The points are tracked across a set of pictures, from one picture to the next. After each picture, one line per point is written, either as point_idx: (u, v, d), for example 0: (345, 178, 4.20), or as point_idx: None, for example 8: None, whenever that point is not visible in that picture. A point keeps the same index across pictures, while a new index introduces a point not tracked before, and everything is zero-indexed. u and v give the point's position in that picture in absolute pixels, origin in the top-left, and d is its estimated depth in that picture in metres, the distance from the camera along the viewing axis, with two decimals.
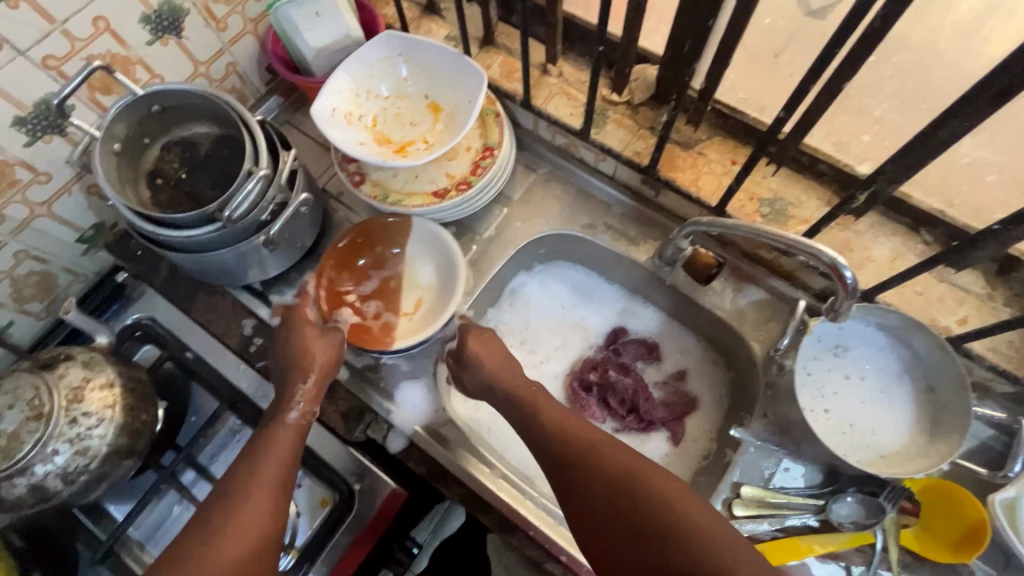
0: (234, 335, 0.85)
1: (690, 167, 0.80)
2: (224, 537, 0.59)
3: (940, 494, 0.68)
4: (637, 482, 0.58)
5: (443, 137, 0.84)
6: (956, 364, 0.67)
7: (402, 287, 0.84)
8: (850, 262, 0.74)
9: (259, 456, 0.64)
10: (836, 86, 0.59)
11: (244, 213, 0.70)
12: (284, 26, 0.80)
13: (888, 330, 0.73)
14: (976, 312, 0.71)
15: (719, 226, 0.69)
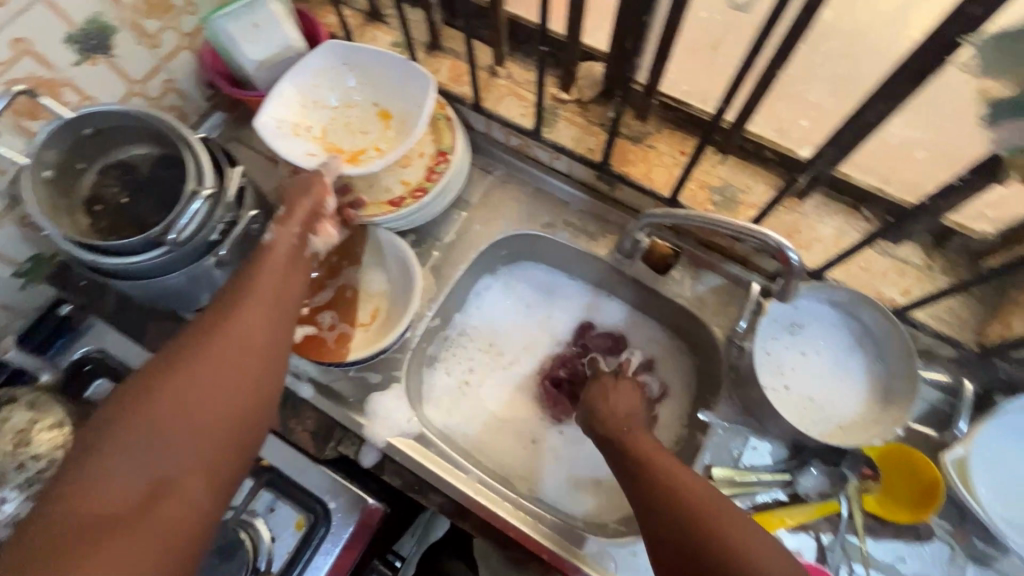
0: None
1: (642, 161, 0.83)
2: (218, 339, 0.59)
3: (897, 459, 0.72)
4: (693, 487, 0.59)
5: (396, 145, 0.84)
6: (902, 334, 0.70)
7: (357, 298, 0.85)
8: (798, 243, 0.77)
9: (246, 281, 0.64)
10: (771, 75, 0.61)
11: (191, 235, 0.68)
12: (222, 41, 0.78)
13: (838, 306, 0.76)
14: (918, 282, 0.75)
15: (674, 217, 0.70)
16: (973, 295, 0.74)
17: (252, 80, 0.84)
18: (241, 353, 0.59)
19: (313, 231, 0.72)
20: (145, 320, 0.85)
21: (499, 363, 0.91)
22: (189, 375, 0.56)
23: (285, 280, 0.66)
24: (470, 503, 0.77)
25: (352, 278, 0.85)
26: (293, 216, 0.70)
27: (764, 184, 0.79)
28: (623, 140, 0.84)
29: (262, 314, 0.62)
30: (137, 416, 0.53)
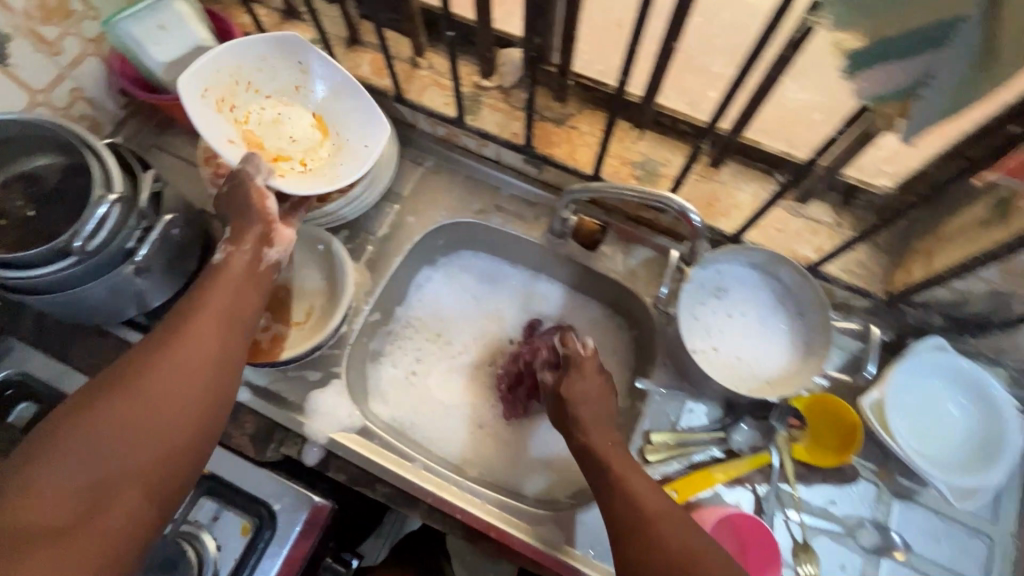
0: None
1: (565, 141, 0.85)
2: (170, 350, 0.58)
3: (823, 407, 0.76)
4: (647, 491, 0.60)
5: (325, 162, 0.78)
6: (816, 287, 0.74)
7: (291, 296, 0.86)
8: (718, 211, 0.80)
9: (204, 294, 0.63)
10: (669, 46, 0.63)
11: (103, 243, 0.66)
12: (127, 44, 0.76)
13: (757, 267, 0.80)
14: (829, 238, 0.79)
15: (594, 190, 0.72)
16: (878, 247, 0.79)
17: (163, 84, 0.82)
18: (192, 369, 0.58)
19: (267, 242, 0.69)
20: (69, 339, 0.83)
21: (446, 353, 0.91)
22: (135, 392, 0.55)
23: (242, 296, 0.65)
24: (415, 492, 0.77)
25: (285, 277, 0.86)
26: (246, 229, 0.68)
27: (680, 156, 0.82)
28: (544, 123, 0.85)
29: (216, 330, 0.61)
30: (79, 433, 0.52)
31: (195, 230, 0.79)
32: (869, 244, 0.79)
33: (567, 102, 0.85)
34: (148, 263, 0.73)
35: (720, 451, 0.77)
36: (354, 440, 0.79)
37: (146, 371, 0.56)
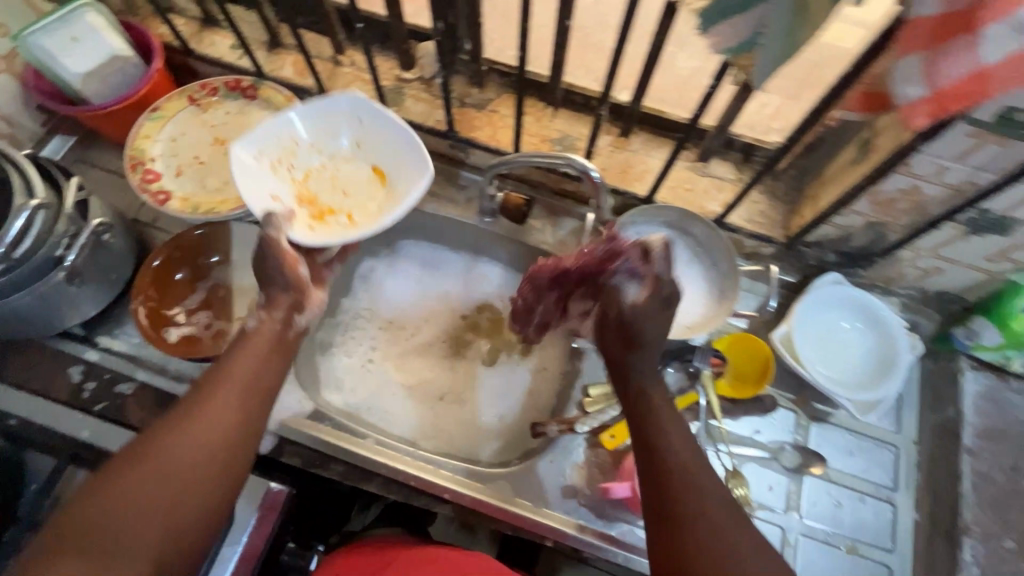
0: (62, 387, 0.87)
1: (486, 124, 0.95)
2: (202, 413, 0.64)
3: (741, 345, 0.88)
4: (688, 460, 0.62)
5: (365, 216, 0.83)
6: (721, 238, 0.82)
7: (228, 294, 0.95)
8: (632, 176, 0.92)
9: (234, 360, 0.69)
10: (563, 24, 0.71)
11: (32, 251, 0.73)
12: (38, 57, 0.85)
13: (671, 226, 0.86)
14: (731, 193, 0.91)
15: (505, 163, 0.78)
16: (757, 197, 0.92)
17: (80, 94, 0.92)
18: (213, 437, 0.62)
19: (298, 308, 0.76)
20: (10, 360, 0.88)
21: (400, 338, 0.97)
22: (159, 459, 0.59)
23: (263, 367, 0.71)
24: (361, 461, 0.81)
25: (220, 277, 0.96)
26: (275, 299, 0.75)
27: (585, 129, 0.93)
28: (459, 112, 0.96)
29: (237, 395, 0.66)
30: (109, 497, 0.56)
31: (127, 242, 0.90)
32: (752, 197, 0.91)
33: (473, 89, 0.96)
34: (73, 274, 0.79)
35: None
36: (303, 421, 0.82)
37: (171, 439, 0.61)
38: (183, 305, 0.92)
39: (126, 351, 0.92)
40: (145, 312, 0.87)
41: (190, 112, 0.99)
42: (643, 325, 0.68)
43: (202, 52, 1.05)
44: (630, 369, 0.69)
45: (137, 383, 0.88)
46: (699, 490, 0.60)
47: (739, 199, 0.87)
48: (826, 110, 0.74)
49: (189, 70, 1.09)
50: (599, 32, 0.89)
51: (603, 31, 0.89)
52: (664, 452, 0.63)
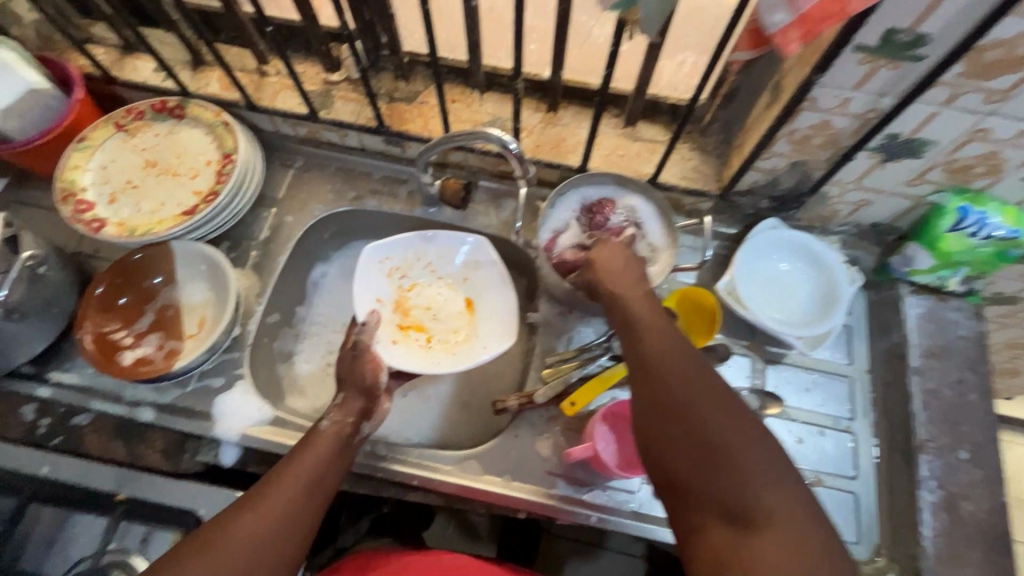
0: (15, 426, 0.75)
1: (547, 140, 0.85)
2: (254, 520, 0.57)
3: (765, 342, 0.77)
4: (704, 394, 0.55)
5: (445, 350, 0.81)
6: (821, 251, 0.81)
7: (180, 313, 0.80)
8: (721, 187, 0.81)
9: (294, 461, 0.62)
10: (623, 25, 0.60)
11: None
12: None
13: (782, 234, 0.82)
14: (838, 196, 0.78)
15: (576, 182, 0.79)
16: (871, 197, 0.77)
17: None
18: (278, 516, 0.58)
19: (367, 416, 0.70)
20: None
21: None
22: (232, 540, 0.55)
23: (333, 463, 0.64)
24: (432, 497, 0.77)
25: (170, 297, 0.81)
26: (349, 403, 0.70)
27: (661, 137, 0.84)
28: (509, 127, 0.85)
29: (307, 487, 0.61)
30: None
31: (68, 272, 0.78)
32: (858, 193, 0.77)
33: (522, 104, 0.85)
34: (18, 306, 0.71)
35: None
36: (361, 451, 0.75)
37: (231, 528, 0.56)
38: (128, 330, 0.78)
39: (78, 383, 0.76)
40: (88, 343, 0.74)
41: (119, 138, 0.84)
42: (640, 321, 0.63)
43: (127, 80, 0.89)
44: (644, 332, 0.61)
45: (94, 413, 0.76)
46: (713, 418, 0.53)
47: (828, 180, 0.74)
48: (906, 110, 0.61)
49: (120, 99, 0.94)
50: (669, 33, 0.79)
51: (674, 33, 0.79)
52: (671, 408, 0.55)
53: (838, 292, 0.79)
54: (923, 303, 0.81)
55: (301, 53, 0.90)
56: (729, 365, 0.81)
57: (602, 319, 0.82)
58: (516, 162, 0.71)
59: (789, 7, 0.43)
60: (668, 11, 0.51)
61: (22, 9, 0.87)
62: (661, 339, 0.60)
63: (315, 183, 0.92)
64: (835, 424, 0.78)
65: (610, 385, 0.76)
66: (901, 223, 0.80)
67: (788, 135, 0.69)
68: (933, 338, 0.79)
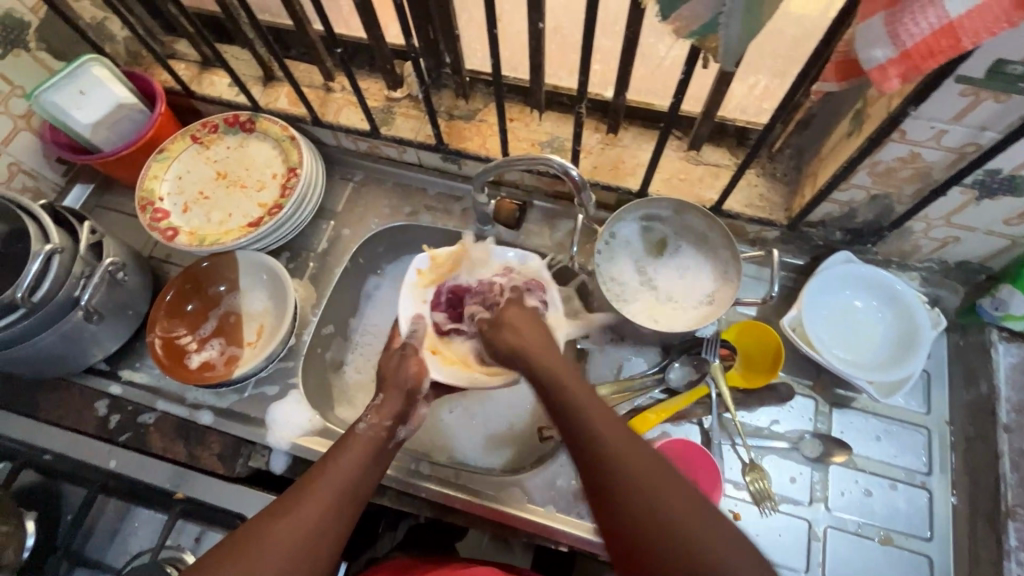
0: (88, 421, 0.79)
1: (608, 161, 0.83)
2: (285, 523, 0.54)
3: (754, 340, 0.77)
4: (661, 481, 0.50)
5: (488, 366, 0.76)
6: (896, 289, 0.75)
7: (240, 320, 0.83)
8: (791, 216, 0.77)
9: (329, 462, 0.60)
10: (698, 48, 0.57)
11: (47, 293, 0.68)
12: (50, 113, 0.79)
13: (853, 268, 0.76)
14: (924, 231, 0.72)
15: (637, 207, 0.78)
16: (960, 234, 0.71)
17: (90, 144, 0.85)
18: (316, 519, 0.55)
19: (403, 420, 0.68)
20: (34, 395, 0.80)
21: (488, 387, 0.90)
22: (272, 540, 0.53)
23: (370, 469, 0.62)
24: (472, 520, 0.77)
25: (232, 303, 0.84)
26: (388, 404, 0.68)
27: (725, 161, 0.81)
28: (568, 147, 0.84)
29: (345, 490, 0.58)
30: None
31: (142, 276, 0.82)
32: (946, 230, 0.71)
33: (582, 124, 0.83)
34: (98, 308, 0.75)
35: (806, 498, 0.72)
36: (400, 469, 0.76)
37: (267, 531, 0.53)
38: (192, 335, 0.81)
39: (147, 383, 0.81)
40: (157, 347, 0.78)
41: (194, 150, 0.89)
42: (569, 393, 0.57)
43: (204, 94, 0.94)
44: (577, 408, 0.56)
45: (159, 412, 0.79)
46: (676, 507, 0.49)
47: (912, 215, 0.69)
48: (1011, 146, 0.56)
49: (197, 112, 0.98)
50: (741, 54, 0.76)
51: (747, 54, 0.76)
52: (620, 503, 0.50)
53: (918, 335, 0.73)
54: (1016, 351, 0.75)
55: (365, 70, 0.92)
56: (792, 407, 0.77)
57: (655, 349, 0.79)
58: (574, 188, 0.70)
59: (892, 43, 0.40)
60: (750, 40, 0.48)
61: (114, 27, 0.92)
62: (599, 412, 0.55)
63: (373, 198, 0.94)
64: (908, 478, 0.73)
65: (662, 418, 0.74)
66: (994, 262, 0.73)
67: (871, 167, 0.65)
68: None
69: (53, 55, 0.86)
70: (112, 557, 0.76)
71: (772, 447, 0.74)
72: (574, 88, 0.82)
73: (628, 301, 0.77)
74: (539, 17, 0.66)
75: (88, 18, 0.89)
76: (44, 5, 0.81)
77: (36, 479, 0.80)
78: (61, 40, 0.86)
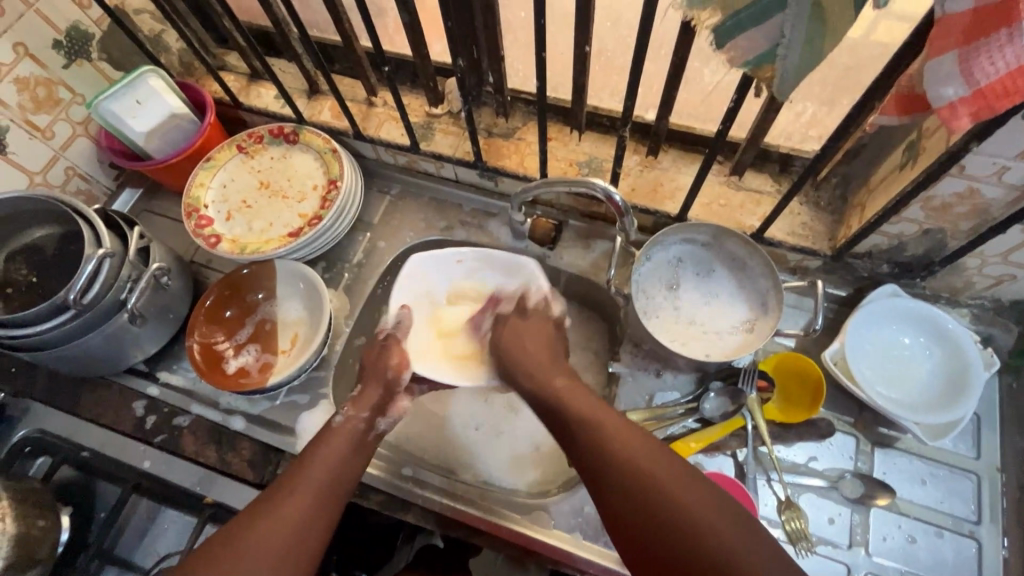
0: (125, 421, 0.80)
1: (647, 183, 0.82)
2: (276, 512, 0.56)
3: (795, 371, 0.75)
4: (672, 478, 0.54)
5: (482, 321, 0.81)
6: (945, 325, 0.72)
7: (276, 329, 0.84)
8: (836, 246, 0.75)
9: (317, 456, 0.62)
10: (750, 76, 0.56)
11: (97, 296, 0.70)
12: (109, 121, 0.82)
13: (897, 302, 0.74)
14: (977, 268, 0.69)
15: (676, 230, 0.77)
16: (1017, 273, 0.68)
17: (143, 151, 0.88)
18: (305, 512, 0.57)
19: (382, 412, 0.70)
20: (76, 392, 0.82)
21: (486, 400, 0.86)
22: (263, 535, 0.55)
23: (353, 460, 0.63)
24: (494, 541, 0.76)
25: (268, 311, 0.85)
26: (365, 396, 0.70)
27: (768, 188, 0.79)
28: (606, 168, 0.84)
29: (329, 481, 0.60)
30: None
31: (184, 280, 0.84)
32: (1002, 267, 0.68)
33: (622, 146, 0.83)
34: (143, 311, 0.76)
35: (846, 541, 0.69)
36: (426, 484, 0.77)
37: (256, 524, 0.55)
38: (229, 341, 0.83)
39: (183, 386, 0.83)
40: (194, 352, 0.80)
41: (239, 160, 0.91)
42: (574, 409, 0.63)
43: (251, 105, 0.97)
44: (589, 418, 0.62)
45: (193, 415, 0.80)
46: (691, 501, 0.52)
47: (967, 251, 0.66)
48: None
49: (243, 122, 1.02)
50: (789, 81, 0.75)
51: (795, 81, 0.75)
52: (632, 506, 0.54)
53: (970, 376, 0.70)
54: None
55: (407, 86, 0.93)
56: (832, 443, 0.74)
57: (689, 377, 0.77)
58: (615, 211, 0.69)
59: (964, 81, 0.38)
60: (809, 70, 0.47)
61: (170, 40, 0.96)
62: (608, 423, 0.60)
63: (409, 212, 0.95)
64: (955, 526, 0.69)
65: (694, 449, 0.73)
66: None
67: (925, 201, 0.62)
68: None
69: (112, 64, 0.89)
70: (143, 557, 0.80)
71: (810, 485, 0.72)
72: (615, 110, 0.82)
73: (661, 318, 0.77)
74: (586, 40, 0.66)
75: (146, 30, 0.92)
76: (107, 18, 0.85)
77: (73, 475, 0.82)
78: (121, 50, 0.89)
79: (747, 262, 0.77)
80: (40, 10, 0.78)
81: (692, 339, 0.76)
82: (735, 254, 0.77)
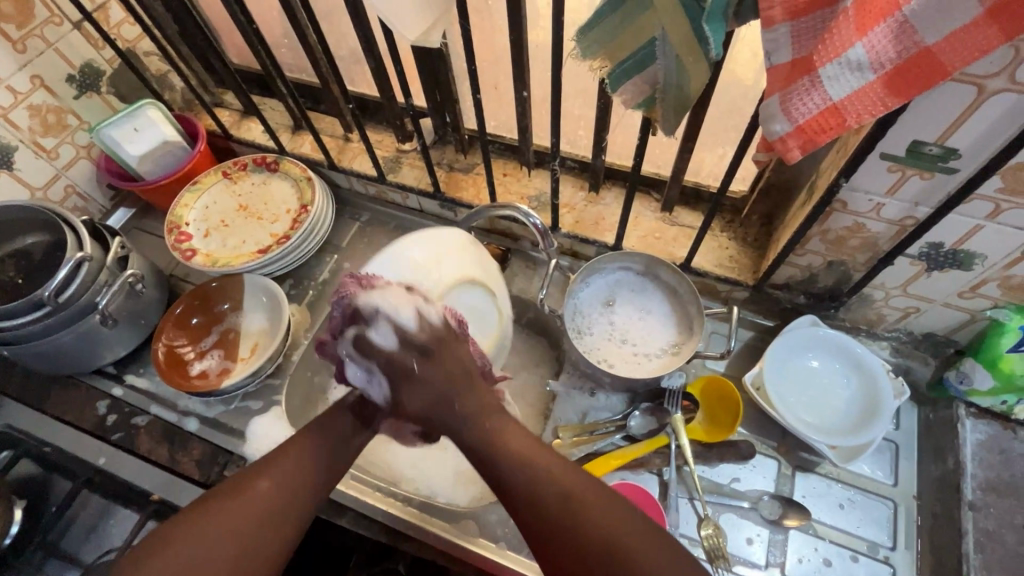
0: (87, 418, 0.85)
1: (588, 215, 0.89)
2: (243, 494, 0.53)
3: (717, 394, 0.78)
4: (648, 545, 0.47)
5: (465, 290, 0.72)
6: (855, 353, 0.77)
7: (238, 337, 0.90)
8: (757, 278, 0.81)
9: (305, 439, 0.60)
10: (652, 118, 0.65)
11: (72, 297, 0.77)
12: (107, 145, 0.91)
13: (811, 331, 0.78)
14: (883, 300, 0.74)
15: (606, 257, 0.83)
16: (920, 305, 0.72)
17: (136, 173, 0.97)
18: (268, 499, 0.53)
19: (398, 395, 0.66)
20: (46, 390, 0.87)
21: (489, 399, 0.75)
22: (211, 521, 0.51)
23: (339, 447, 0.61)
24: (423, 549, 0.78)
25: (232, 321, 0.91)
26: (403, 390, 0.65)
27: (698, 224, 0.86)
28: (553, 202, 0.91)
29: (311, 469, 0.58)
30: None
31: (159, 289, 0.91)
32: (905, 300, 0.73)
33: (568, 183, 0.91)
34: (115, 314, 0.83)
35: (762, 559, 0.71)
36: (361, 487, 0.79)
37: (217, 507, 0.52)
38: (194, 347, 0.89)
39: (146, 387, 0.88)
40: (159, 356, 0.86)
41: (223, 184, 1.00)
42: (503, 440, 0.56)
43: (241, 138, 1.07)
44: (501, 451, 0.55)
45: (151, 416, 0.85)
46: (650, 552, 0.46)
47: (868, 282, 0.72)
48: (943, 220, 0.60)
49: (234, 153, 1.12)
50: (711, 129, 0.84)
51: (716, 131, 0.84)
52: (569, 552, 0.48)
53: (881, 402, 0.74)
54: (982, 429, 0.76)
55: (379, 125, 1.03)
56: (753, 466, 0.77)
57: (621, 398, 0.82)
58: (538, 235, 0.76)
59: (787, 119, 0.46)
60: (686, 111, 0.54)
61: (175, 80, 1.08)
62: (563, 471, 0.52)
63: (376, 238, 1.02)
64: (871, 552, 0.71)
65: (620, 464, 0.76)
66: (959, 336, 0.74)
67: (823, 235, 0.69)
68: (988, 469, 0.74)
69: (119, 98, 1.01)
70: (88, 553, 0.81)
71: (731, 505, 0.74)
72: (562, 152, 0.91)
73: (592, 339, 0.81)
74: (523, 86, 0.75)
75: (153, 70, 1.04)
76: (117, 58, 0.97)
77: (33, 470, 0.86)
78: (127, 86, 1.01)
79: (677, 288, 0.82)
80: (57, 49, 0.89)
81: (622, 360, 0.80)
82: (661, 281, 0.83)
